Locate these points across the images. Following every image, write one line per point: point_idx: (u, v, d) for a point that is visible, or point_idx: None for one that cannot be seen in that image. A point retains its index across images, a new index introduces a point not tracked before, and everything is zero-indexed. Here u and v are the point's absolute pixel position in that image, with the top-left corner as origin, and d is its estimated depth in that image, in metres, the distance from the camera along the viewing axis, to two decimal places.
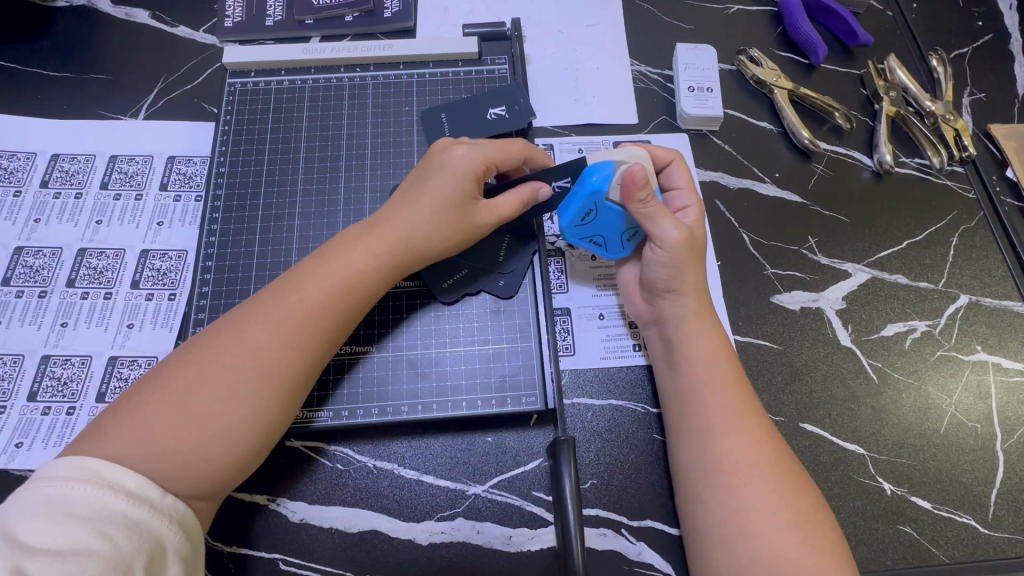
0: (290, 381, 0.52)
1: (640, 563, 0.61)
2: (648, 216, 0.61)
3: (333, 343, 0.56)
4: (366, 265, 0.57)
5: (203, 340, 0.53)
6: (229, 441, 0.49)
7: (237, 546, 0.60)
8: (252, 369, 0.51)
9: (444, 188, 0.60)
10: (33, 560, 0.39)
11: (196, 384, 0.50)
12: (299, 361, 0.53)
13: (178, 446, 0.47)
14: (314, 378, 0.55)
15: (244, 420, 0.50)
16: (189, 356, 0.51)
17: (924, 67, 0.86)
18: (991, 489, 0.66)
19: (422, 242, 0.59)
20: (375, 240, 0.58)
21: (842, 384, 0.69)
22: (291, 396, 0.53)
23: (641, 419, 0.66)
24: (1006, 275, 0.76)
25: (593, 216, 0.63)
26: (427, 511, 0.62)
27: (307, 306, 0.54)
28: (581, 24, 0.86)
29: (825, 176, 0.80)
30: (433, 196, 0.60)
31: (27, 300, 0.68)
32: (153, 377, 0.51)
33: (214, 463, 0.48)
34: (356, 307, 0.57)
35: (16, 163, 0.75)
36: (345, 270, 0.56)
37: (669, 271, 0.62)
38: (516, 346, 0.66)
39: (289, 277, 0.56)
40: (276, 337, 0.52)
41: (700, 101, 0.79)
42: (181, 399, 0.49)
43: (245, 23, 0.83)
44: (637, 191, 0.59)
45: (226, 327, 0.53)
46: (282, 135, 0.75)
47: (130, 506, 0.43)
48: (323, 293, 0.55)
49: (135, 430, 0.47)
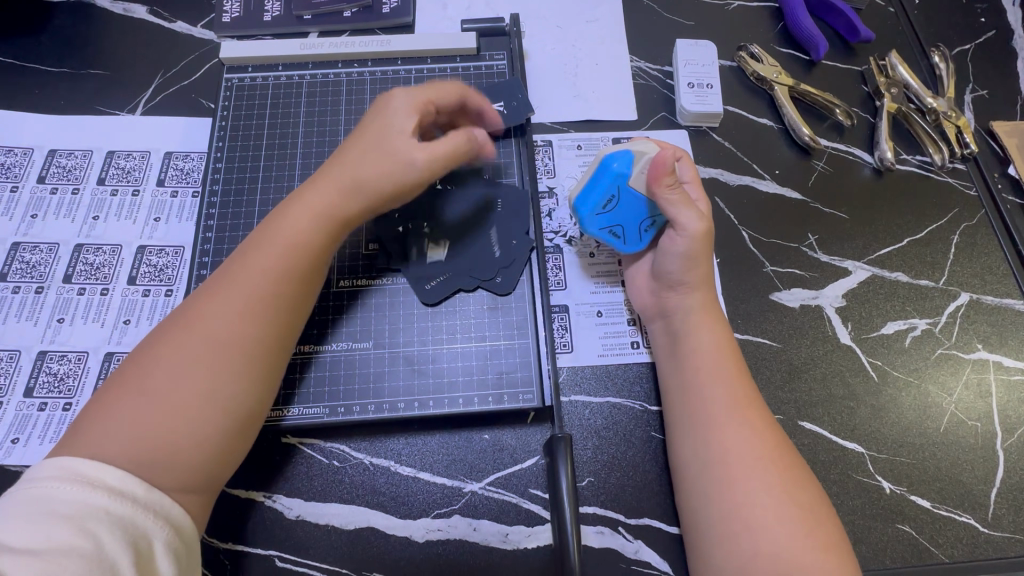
0: (247, 349, 0.52)
1: (637, 561, 0.61)
2: (674, 204, 0.62)
3: (292, 312, 0.56)
4: (318, 237, 0.58)
5: (158, 332, 0.53)
6: (193, 415, 0.49)
7: (233, 543, 0.59)
8: (208, 342, 0.51)
9: (380, 135, 0.60)
10: (13, 560, 0.39)
11: (154, 365, 0.50)
12: (255, 328, 0.53)
13: (146, 428, 0.47)
14: (279, 347, 0.55)
15: (205, 392, 0.50)
16: (146, 347, 0.52)
17: (926, 64, 0.86)
18: (990, 488, 0.65)
19: (366, 189, 0.59)
20: (317, 206, 0.58)
21: (840, 382, 0.69)
22: (256, 364, 0.53)
23: (639, 416, 0.66)
24: (1008, 273, 0.75)
25: (614, 202, 0.64)
26: (424, 508, 0.61)
27: (256, 276, 0.55)
28: (580, 19, 0.86)
29: (826, 173, 0.79)
30: (372, 144, 0.60)
31: (23, 296, 0.68)
32: (116, 375, 0.51)
33: (183, 441, 0.48)
34: (309, 273, 0.58)
35: (13, 158, 0.74)
36: (292, 240, 0.57)
37: (684, 261, 0.62)
38: (513, 343, 0.65)
39: (236, 256, 0.57)
40: (227, 309, 0.53)
41: (699, 98, 0.79)
42: (142, 383, 0.49)
43: (242, 18, 0.82)
44: (664, 174, 0.61)
45: (182, 313, 0.53)
46: (279, 132, 0.74)
47: (113, 502, 0.43)
48: (273, 263, 0.56)
49: (103, 422, 0.47)
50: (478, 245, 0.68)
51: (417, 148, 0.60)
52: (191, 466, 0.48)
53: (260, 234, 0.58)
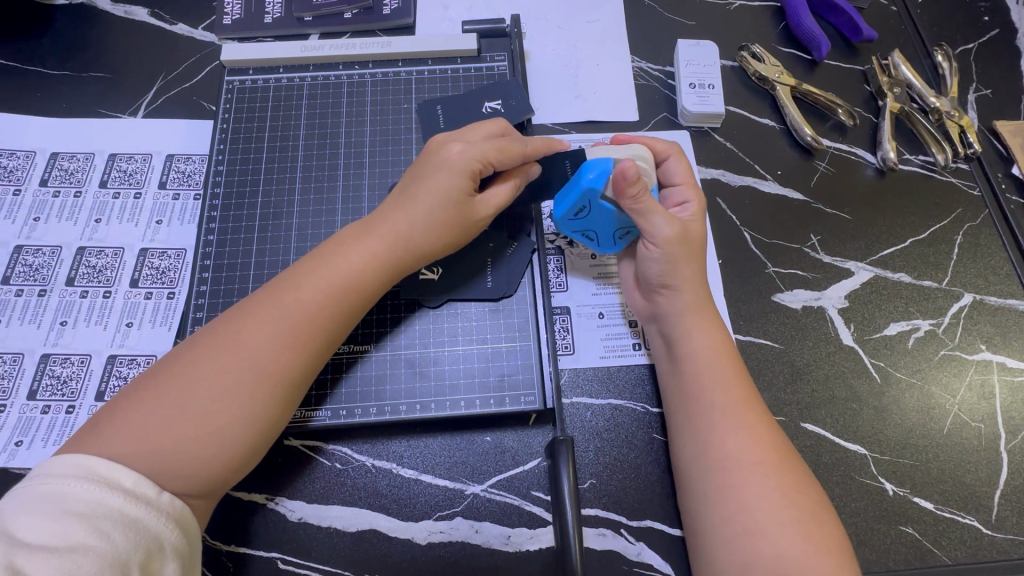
0: (288, 380, 0.52)
1: (639, 563, 0.61)
2: (645, 213, 0.60)
3: (332, 344, 0.56)
4: (364, 268, 0.57)
5: (202, 338, 0.52)
6: (225, 440, 0.49)
7: (236, 545, 0.60)
8: (253, 369, 0.51)
9: (438, 190, 0.60)
10: (28, 556, 0.39)
11: (196, 384, 0.49)
12: (296, 359, 0.53)
13: (176, 445, 0.47)
14: (308, 379, 0.55)
15: (241, 418, 0.50)
16: (191, 356, 0.51)
17: (929, 63, 0.85)
18: (994, 490, 0.65)
19: (423, 244, 0.60)
20: (375, 240, 0.58)
21: (843, 383, 0.69)
22: (290, 397, 0.53)
23: (641, 418, 0.66)
24: (1012, 273, 0.75)
25: (587, 210, 0.62)
26: (426, 510, 0.62)
27: (303, 301, 0.54)
28: (581, 20, 0.86)
29: (827, 173, 0.79)
30: (428, 196, 0.60)
31: (26, 299, 0.68)
32: (156, 373, 0.51)
33: (211, 462, 0.48)
34: (354, 308, 0.57)
35: (16, 161, 0.75)
36: (345, 270, 0.56)
37: (665, 267, 0.62)
38: (514, 346, 0.65)
39: (284, 276, 0.56)
40: (276, 336, 0.52)
41: (701, 98, 0.79)
42: (180, 399, 0.49)
43: (243, 20, 0.82)
44: (628, 187, 0.58)
45: (229, 327, 0.53)
46: (280, 133, 0.74)
47: (127, 503, 0.43)
48: (318, 289, 0.55)
49: (134, 428, 0.47)
50: (477, 247, 0.68)
51: (472, 202, 0.61)
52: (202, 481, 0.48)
53: (315, 254, 0.58)
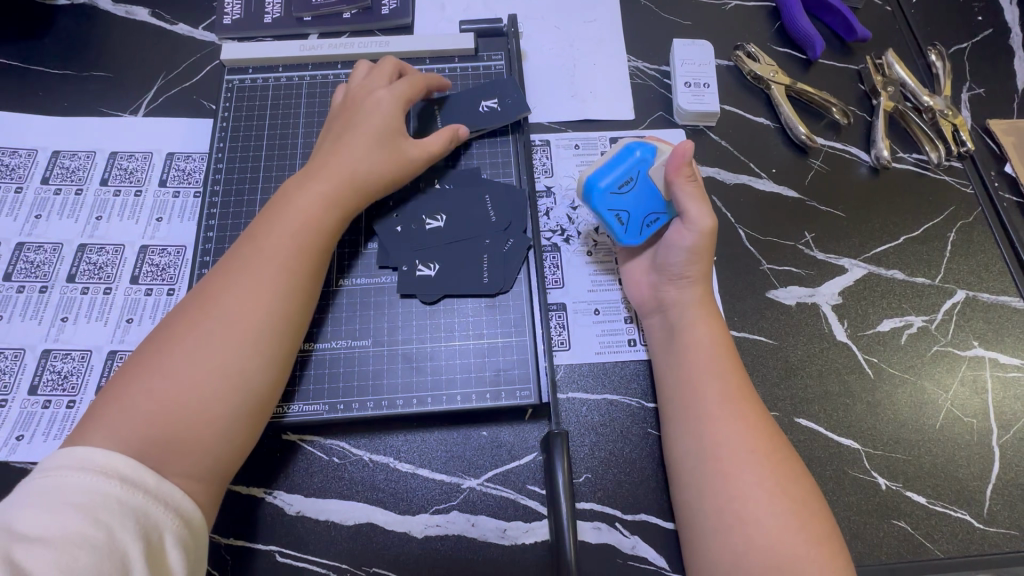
0: (258, 326, 0.54)
1: (634, 556, 0.61)
2: (689, 194, 0.62)
3: (301, 291, 0.57)
4: (320, 216, 0.60)
5: (174, 313, 0.55)
6: (208, 393, 0.50)
7: (234, 539, 0.60)
8: (223, 322, 0.53)
9: (371, 127, 0.65)
10: (26, 549, 0.40)
11: (170, 348, 0.51)
12: (271, 314, 0.55)
13: (161, 407, 0.48)
14: (291, 336, 0.56)
15: (219, 370, 0.51)
16: (164, 328, 0.53)
17: (923, 62, 0.86)
18: (986, 484, 0.66)
19: (364, 176, 0.63)
20: (323, 189, 0.61)
21: (836, 379, 0.69)
22: (266, 344, 0.54)
23: (636, 413, 0.66)
24: (1005, 270, 0.76)
25: (632, 184, 0.64)
26: (423, 504, 0.62)
27: (269, 260, 0.56)
28: (578, 20, 0.87)
29: (822, 171, 0.79)
30: (363, 134, 0.64)
31: (28, 295, 0.69)
32: (136, 352, 0.52)
33: (197, 418, 0.49)
34: (316, 255, 0.59)
35: (17, 159, 0.75)
36: (301, 220, 0.59)
37: (688, 256, 0.63)
38: (510, 341, 0.66)
39: (247, 236, 0.59)
40: (240, 288, 0.54)
41: (696, 97, 0.79)
42: (157, 365, 0.50)
43: (243, 20, 0.83)
44: (683, 165, 0.61)
45: (197, 295, 0.55)
46: (279, 131, 0.75)
47: (125, 493, 0.44)
48: (285, 248, 0.57)
49: (120, 403, 0.48)
50: (474, 243, 0.69)
51: (403, 141, 0.66)
52: (200, 451, 0.49)
53: (271, 213, 0.60)
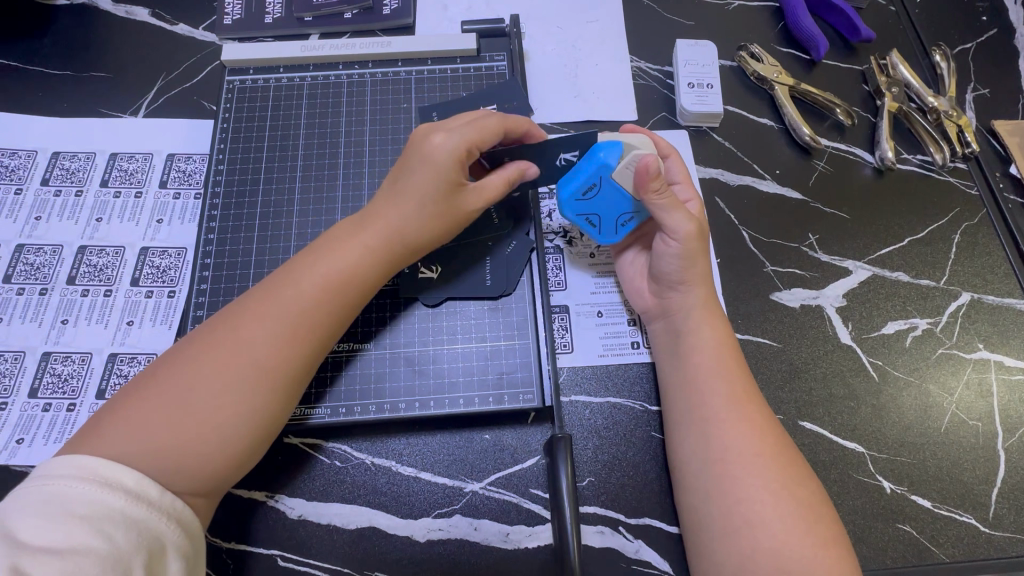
0: (288, 375, 0.53)
1: (638, 560, 0.61)
2: (664, 207, 0.61)
3: (331, 339, 0.56)
4: (361, 265, 0.57)
5: (201, 336, 0.53)
6: (227, 435, 0.49)
7: (236, 543, 0.60)
8: (252, 367, 0.51)
9: (429, 185, 0.58)
10: (31, 558, 0.39)
11: (196, 381, 0.49)
12: (294, 355, 0.53)
13: (178, 441, 0.47)
14: (306, 376, 0.54)
15: (241, 415, 0.50)
16: (190, 354, 0.51)
17: (927, 63, 0.86)
18: (992, 488, 0.65)
19: (415, 234, 0.59)
20: (368, 238, 0.58)
21: (841, 382, 0.69)
22: (289, 391, 0.53)
23: (640, 416, 0.66)
24: (1009, 271, 0.75)
25: (596, 190, 0.62)
26: (425, 508, 0.62)
27: (304, 303, 0.54)
28: (580, 20, 0.86)
29: (826, 172, 0.79)
30: (419, 192, 0.58)
31: (28, 297, 0.69)
32: (156, 373, 0.51)
33: (211, 458, 0.48)
34: (353, 304, 0.57)
35: (17, 160, 0.75)
36: (341, 266, 0.56)
37: (682, 262, 0.62)
38: (513, 344, 0.66)
39: (284, 270, 0.57)
40: (274, 332, 0.52)
41: (699, 97, 0.79)
42: (180, 396, 0.49)
43: (244, 21, 0.82)
44: (651, 181, 0.59)
45: (227, 325, 0.53)
46: (280, 132, 0.75)
47: (129, 505, 0.43)
48: (313, 283, 0.55)
49: (135, 428, 0.47)
50: (476, 246, 0.68)
51: (464, 195, 0.59)
52: (207, 475, 0.48)
53: (310, 250, 0.58)
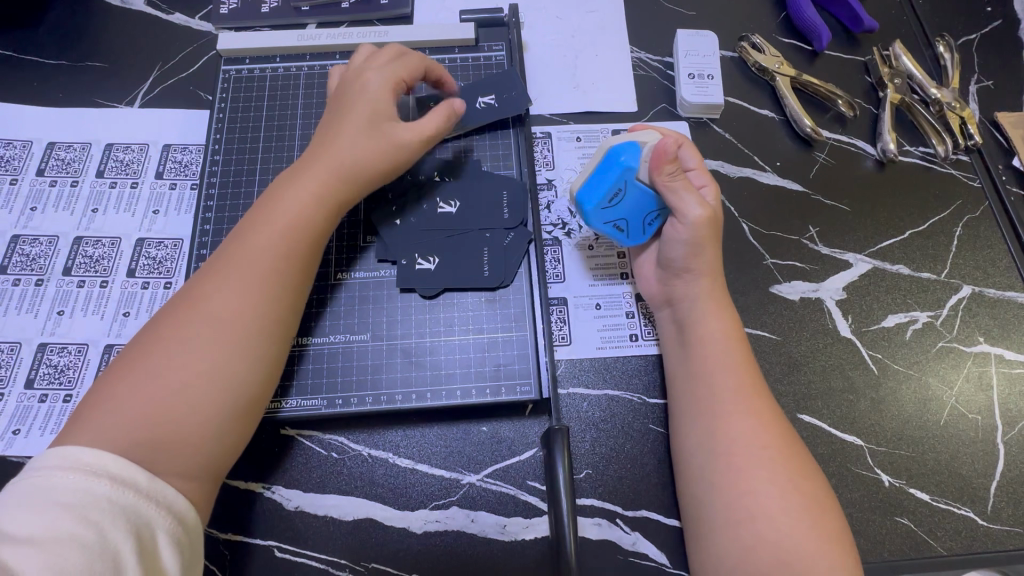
0: (252, 327, 0.53)
1: (635, 553, 0.61)
2: (678, 193, 0.60)
3: (295, 290, 0.56)
4: (310, 211, 0.58)
5: (165, 309, 0.53)
6: (197, 393, 0.49)
7: (233, 534, 0.60)
8: (213, 323, 0.51)
9: (358, 114, 0.62)
10: (14, 550, 0.39)
11: (160, 348, 0.50)
12: (255, 306, 0.53)
13: (151, 407, 0.47)
14: (281, 328, 0.55)
15: (206, 370, 0.50)
16: (152, 326, 0.52)
17: (930, 54, 0.85)
18: (991, 481, 0.65)
19: (354, 166, 0.60)
20: (312, 183, 0.59)
21: (840, 375, 0.69)
22: (258, 345, 0.53)
23: (638, 409, 0.66)
24: (1012, 264, 0.75)
25: (622, 194, 0.62)
26: (422, 499, 0.62)
27: (257, 258, 0.55)
28: (580, 10, 0.85)
29: (827, 164, 0.78)
30: (349, 124, 0.62)
31: (23, 288, 0.68)
32: (124, 353, 0.51)
33: (188, 421, 0.48)
34: (310, 253, 0.58)
35: (12, 151, 0.75)
36: (292, 219, 0.57)
37: (688, 249, 0.62)
38: (511, 336, 0.65)
39: (239, 234, 0.57)
40: (231, 288, 0.53)
41: (700, 88, 0.78)
42: (147, 364, 0.49)
43: (241, 10, 0.82)
44: (666, 163, 0.59)
45: (186, 293, 0.54)
46: (277, 123, 0.74)
47: (115, 491, 0.43)
48: (276, 242, 0.56)
49: (108, 405, 0.47)
50: (473, 239, 0.68)
51: (392, 124, 0.63)
52: (193, 449, 0.48)
53: (260, 210, 0.59)
